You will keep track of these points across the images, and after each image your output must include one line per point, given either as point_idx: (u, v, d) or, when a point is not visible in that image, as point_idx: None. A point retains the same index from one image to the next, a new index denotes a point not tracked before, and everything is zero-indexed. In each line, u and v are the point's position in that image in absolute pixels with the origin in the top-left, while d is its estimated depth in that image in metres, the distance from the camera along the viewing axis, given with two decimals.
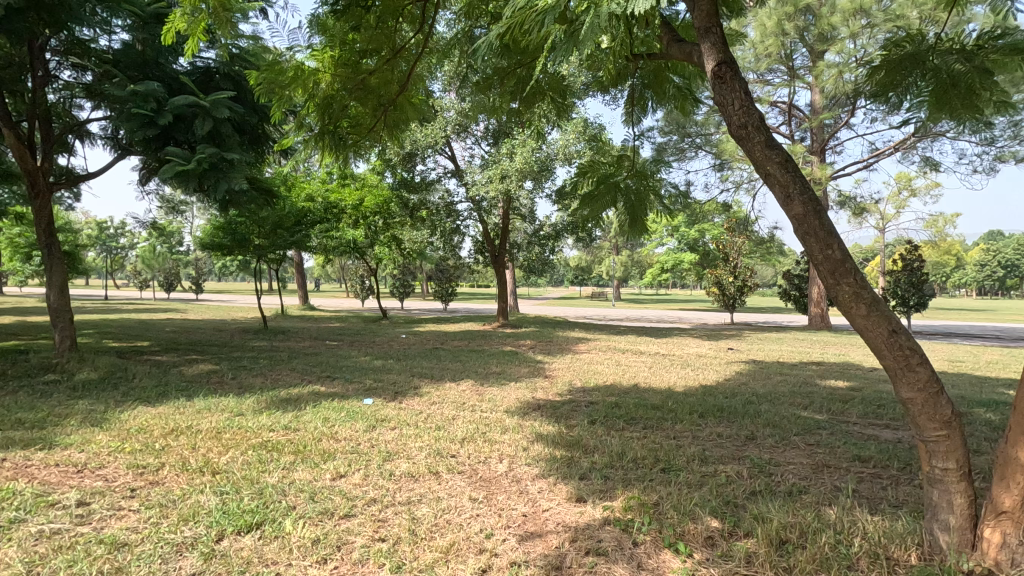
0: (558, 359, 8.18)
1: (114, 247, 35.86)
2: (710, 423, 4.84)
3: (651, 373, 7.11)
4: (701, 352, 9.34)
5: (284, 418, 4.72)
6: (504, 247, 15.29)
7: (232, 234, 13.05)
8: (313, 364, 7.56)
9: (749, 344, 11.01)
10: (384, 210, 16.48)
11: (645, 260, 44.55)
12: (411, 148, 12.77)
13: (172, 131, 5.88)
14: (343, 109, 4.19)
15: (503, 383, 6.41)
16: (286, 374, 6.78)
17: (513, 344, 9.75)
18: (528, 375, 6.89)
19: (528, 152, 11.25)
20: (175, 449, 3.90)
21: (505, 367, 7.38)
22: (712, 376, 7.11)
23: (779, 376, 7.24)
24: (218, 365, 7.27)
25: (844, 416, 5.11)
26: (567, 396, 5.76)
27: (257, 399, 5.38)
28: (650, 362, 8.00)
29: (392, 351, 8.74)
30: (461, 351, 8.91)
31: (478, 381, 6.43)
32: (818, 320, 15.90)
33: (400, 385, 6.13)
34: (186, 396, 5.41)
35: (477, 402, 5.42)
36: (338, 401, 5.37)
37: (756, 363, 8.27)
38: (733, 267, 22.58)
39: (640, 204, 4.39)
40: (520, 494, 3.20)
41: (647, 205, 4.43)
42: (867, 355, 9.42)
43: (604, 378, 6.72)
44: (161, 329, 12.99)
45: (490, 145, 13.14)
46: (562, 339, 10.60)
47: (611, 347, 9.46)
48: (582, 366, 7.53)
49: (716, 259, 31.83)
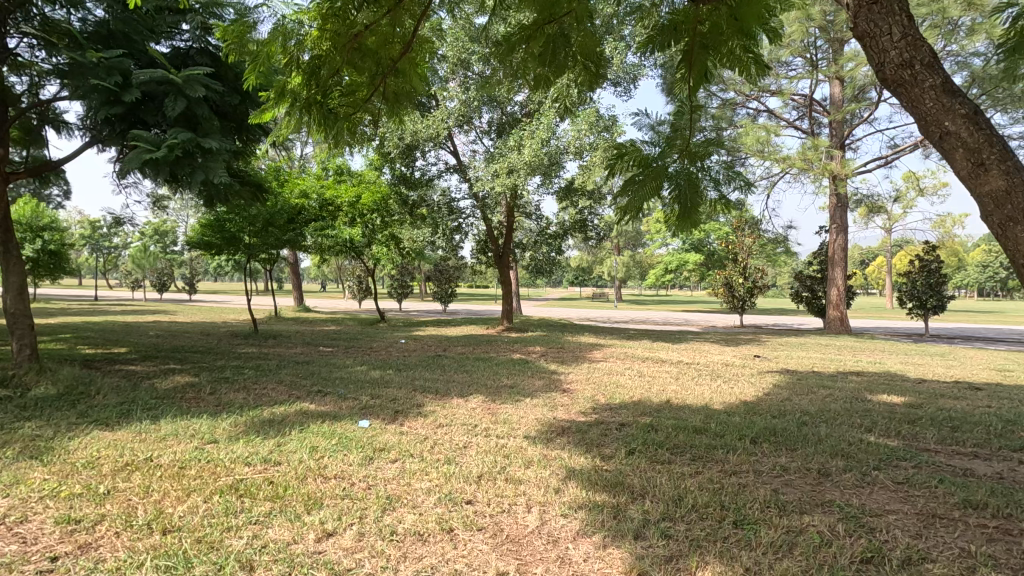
0: (574, 370, 7.42)
1: (105, 246, 34.94)
2: (769, 453, 4.10)
3: (680, 387, 6.36)
4: (727, 360, 8.61)
5: (264, 448, 3.96)
6: (509, 246, 14.54)
7: (221, 231, 12.27)
8: (303, 375, 6.78)
9: (774, 350, 10.27)
10: (383, 207, 15.68)
11: (647, 261, 43.83)
12: (411, 140, 12.02)
13: (140, 110, 5.11)
14: (333, 76, 3.44)
15: (519, 399, 5.65)
16: (272, 387, 6.01)
17: (522, 352, 8.99)
18: (545, 390, 6.13)
19: (537, 144, 10.49)
20: (124, 493, 3.13)
21: (517, 379, 6.63)
22: (750, 390, 6.36)
23: (822, 388, 6.50)
24: (196, 378, 6.50)
25: (920, 443, 4.37)
26: (593, 417, 5.01)
27: (235, 421, 4.61)
28: (677, 373, 7.24)
29: (392, 360, 7.97)
30: (467, 359, 8.13)
31: (489, 397, 5.67)
32: (837, 324, 15.13)
33: (400, 403, 5.35)
34: (153, 418, 4.65)
35: (491, 424, 4.67)
36: (329, 422, 4.63)
37: (792, 373, 7.51)
38: (743, 268, 21.88)
39: (693, 196, 3.63)
40: (561, 564, 2.45)
41: (701, 195, 3.67)
42: (906, 364, 8.69)
43: (630, 393, 5.97)
44: (144, 333, 12.18)
45: (494, 138, 12.41)
46: (575, 345, 9.84)
47: (629, 355, 8.70)
48: (603, 378, 6.78)
49: (722, 260, 31.17)
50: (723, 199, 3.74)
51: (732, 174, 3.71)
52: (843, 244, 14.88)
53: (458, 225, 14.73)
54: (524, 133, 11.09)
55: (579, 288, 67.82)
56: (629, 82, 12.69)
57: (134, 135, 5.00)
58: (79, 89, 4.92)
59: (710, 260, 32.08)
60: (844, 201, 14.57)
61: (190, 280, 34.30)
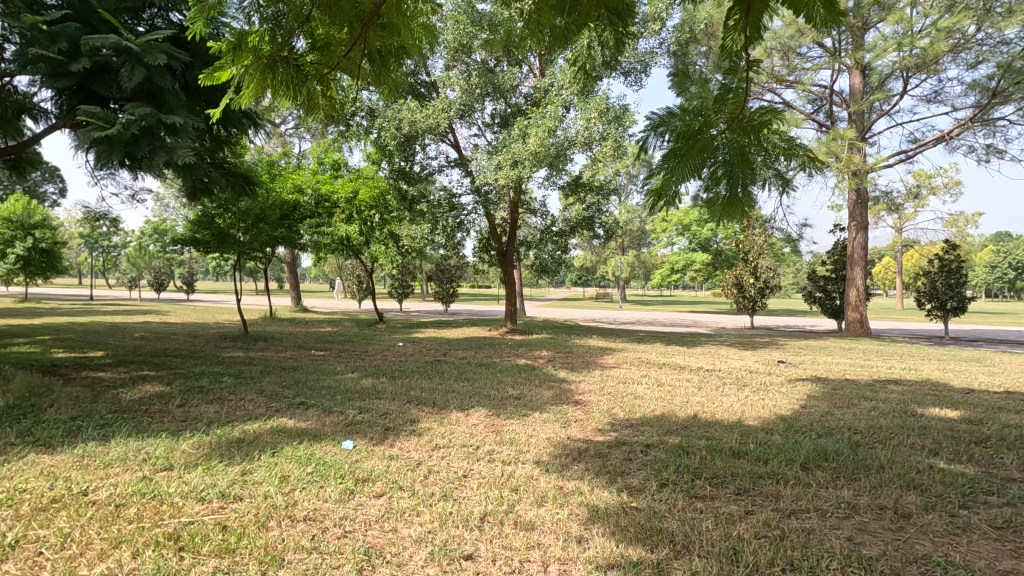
0: (586, 378, 6.75)
1: (103, 245, 34.40)
2: (826, 484, 3.44)
3: (707, 399, 5.69)
4: (750, 367, 7.94)
5: (225, 478, 3.32)
6: (513, 243, 13.91)
7: (209, 227, 11.61)
8: (288, 383, 6.14)
9: (798, 355, 9.59)
10: (381, 203, 15.06)
11: (652, 261, 43.11)
12: (409, 133, 11.28)
13: (91, 83, 4.52)
14: (298, 26, 2.77)
15: (527, 414, 4.98)
16: (249, 399, 5.35)
17: (529, 357, 8.34)
18: (556, 402, 5.46)
19: (543, 133, 9.81)
20: (33, 547, 2.48)
21: (524, 389, 5.98)
22: (784, 402, 5.68)
23: (864, 400, 5.83)
24: (168, 387, 5.86)
25: (1001, 471, 3.71)
26: (612, 436, 4.36)
27: (198, 443, 3.97)
28: (700, 383, 6.58)
29: (388, 366, 7.34)
30: (469, 366, 7.49)
31: (493, 411, 5.02)
32: (856, 327, 14.38)
33: (393, 418, 4.70)
34: (104, 438, 4.01)
35: (496, 445, 4.04)
36: (307, 444, 3.98)
37: (825, 382, 6.83)
38: (754, 268, 21.20)
39: (744, 176, 2.98)
40: None
41: (752, 173, 3.04)
42: (945, 371, 7.99)
43: (651, 407, 5.32)
44: (129, 335, 11.56)
45: (498, 130, 11.76)
46: (584, 349, 9.18)
47: (644, 361, 8.05)
48: (620, 389, 6.12)
49: (730, 259, 30.44)
50: (780, 178, 3.13)
51: (791, 150, 3.07)
52: (864, 242, 14.12)
53: (459, 221, 14.08)
54: (529, 122, 10.44)
55: (582, 287, 67.19)
56: (640, 71, 12.02)
57: (85, 110, 4.42)
58: (21, 59, 4.33)
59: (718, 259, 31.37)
60: (864, 197, 13.79)
61: (190, 279, 33.73)
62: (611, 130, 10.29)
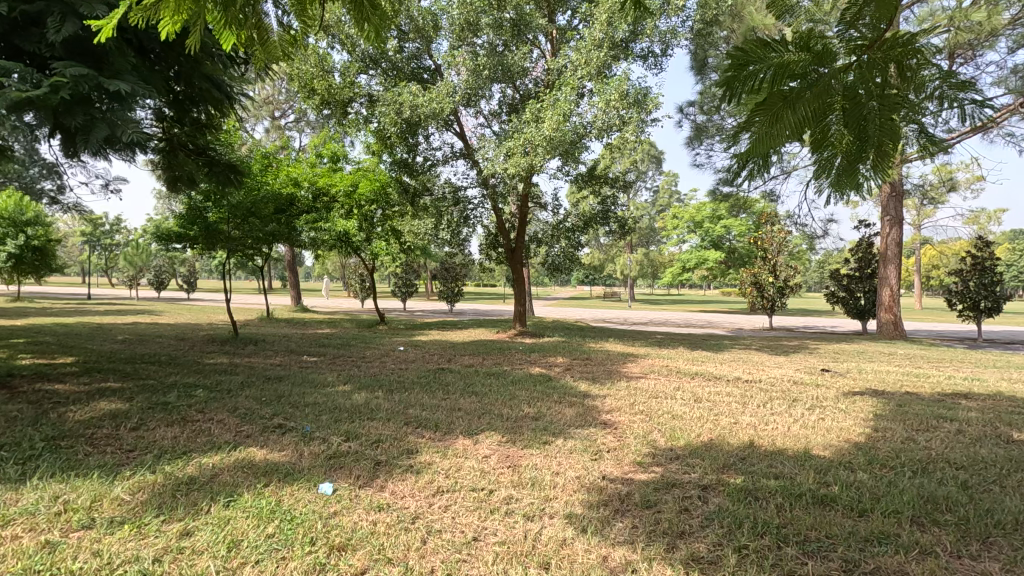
0: (612, 392, 5.90)
1: (104, 243, 33.94)
2: (958, 554, 2.57)
3: (758, 421, 4.82)
4: (792, 376, 7.06)
5: (153, 546, 2.47)
6: (522, 239, 12.98)
7: (195, 223, 10.68)
8: (269, 399, 5.31)
9: (839, 361, 8.67)
10: (383, 197, 14.21)
11: (661, 260, 42.11)
12: (411, 120, 10.42)
13: (15, 37, 3.64)
14: None
15: (548, 442, 4.12)
16: (218, 420, 4.52)
17: (543, 365, 7.48)
18: (581, 425, 4.61)
19: (559, 117, 8.88)
20: None
21: (542, 406, 5.13)
22: (850, 423, 4.81)
23: (943, 420, 4.96)
24: (128, 403, 5.03)
25: None
26: (657, 475, 3.51)
27: (136, 486, 3.13)
28: (744, 399, 5.69)
29: (385, 377, 6.49)
30: (477, 376, 6.64)
31: (509, 438, 4.16)
32: (890, 329, 13.36)
33: (385, 448, 3.86)
34: (18, 479, 3.18)
35: (513, 489, 3.19)
36: (274, 488, 3.14)
37: (887, 396, 5.93)
38: (773, 266, 20.26)
39: (885, 136, 2.06)
40: None
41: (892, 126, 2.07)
42: (1014, 382, 7.05)
43: (695, 431, 4.46)
44: (112, 338, 10.77)
45: (507, 117, 10.87)
46: (603, 355, 8.32)
47: (673, 370, 7.17)
48: (653, 407, 5.25)
49: (745, 258, 29.44)
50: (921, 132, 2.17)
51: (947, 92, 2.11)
52: (899, 238, 13.08)
53: (464, 216, 13.16)
54: (541, 106, 9.56)
55: (589, 287, 66.02)
56: (660, 54, 11.11)
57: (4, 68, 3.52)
58: None
59: (731, 257, 30.27)
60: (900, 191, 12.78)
61: (189, 278, 32.90)
62: (633, 116, 9.33)
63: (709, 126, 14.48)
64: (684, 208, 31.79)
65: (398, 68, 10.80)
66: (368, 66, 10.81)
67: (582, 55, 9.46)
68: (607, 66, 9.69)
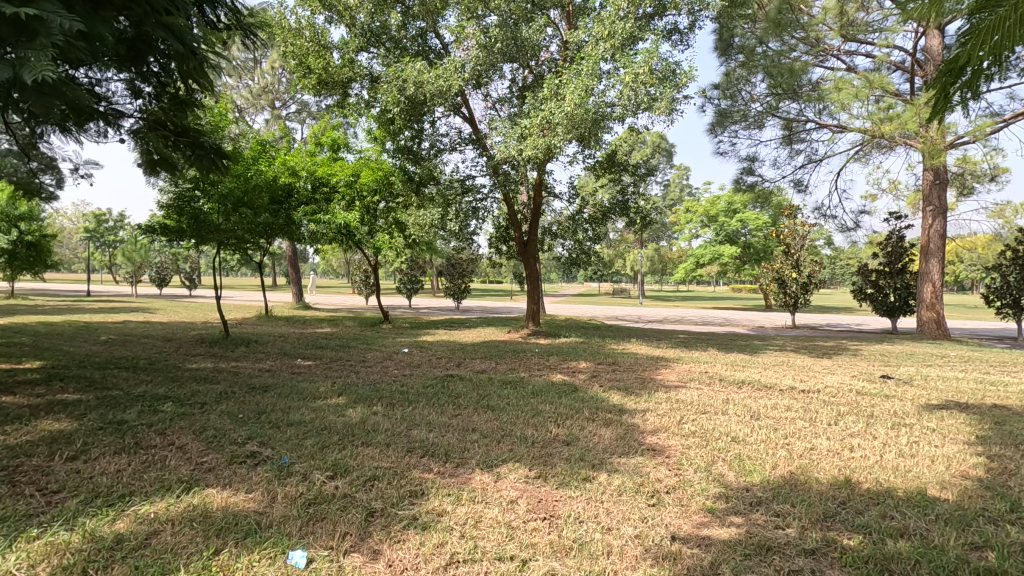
0: (651, 406, 5.01)
1: (108, 240, 33.49)
2: None
3: (840, 448, 3.93)
4: (853, 386, 6.14)
5: None
6: (536, 231, 12.06)
7: (181, 213, 9.83)
8: (246, 416, 4.46)
9: (895, 367, 7.73)
10: (385, 187, 13.31)
11: (672, 255, 41.11)
12: (415, 99, 9.54)
13: None
14: None
15: (588, 479, 3.25)
16: (180, 447, 3.66)
17: (565, 371, 6.60)
18: (624, 452, 3.72)
19: (580, 92, 7.97)
20: None
21: (574, 426, 4.26)
22: (954, 450, 3.90)
23: None
24: (77, 422, 4.20)
25: None
26: (743, 532, 2.63)
27: (36, 556, 2.27)
28: (811, 416, 4.79)
29: (385, 387, 5.64)
30: (490, 385, 5.78)
31: (537, 472, 3.30)
32: (932, 328, 12.39)
33: (381, 490, 3.00)
34: None
35: (554, 560, 2.33)
36: (229, 557, 2.28)
37: (977, 412, 5.00)
38: (795, 261, 19.25)
39: None
40: None
41: None
42: None
43: (770, 462, 3.57)
44: (93, 339, 9.95)
45: (519, 99, 9.98)
46: (631, 360, 7.42)
47: (714, 378, 6.27)
48: (705, 426, 4.37)
49: (762, 253, 28.43)
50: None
51: None
52: (943, 229, 12.07)
53: (472, 207, 12.25)
54: (561, 81, 8.66)
55: (598, 283, 64.84)
56: (687, 28, 10.16)
57: None
58: None
59: (747, 252, 29.11)
60: (944, 177, 11.81)
61: (191, 274, 32.15)
62: (663, 92, 8.30)
63: (733, 112, 13.51)
64: (697, 202, 30.86)
65: (402, 46, 9.93)
66: (367, 42, 9.95)
67: (605, 25, 8.53)
68: (633, 36, 8.74)
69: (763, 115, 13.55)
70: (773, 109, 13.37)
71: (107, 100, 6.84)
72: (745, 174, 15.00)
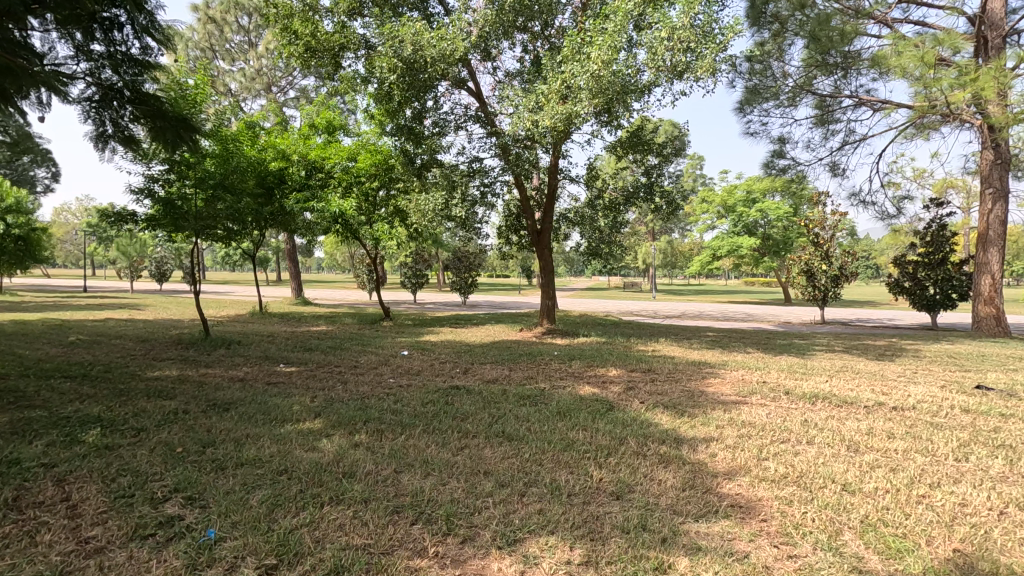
0: (713, 432, 3.87)
1: (105, 234, 32.38)
2: None
3: (1001, 503, 2.79)
4: (953, 400, 4.95)
5: None
6: (550, 218, 10.91)
7: (154, 197, 8.72)
8: (184, 451, 3.38)
9: (983, 373, 6.51)
10: (386, 173, 12.22)
11: (685, 248, 39.70)
12: (414, 64, 8.39)
13: None
14: None
15: (663, 571, 2.13)
16: (71, 507, 2.58)
17: (594, 382, 5.45)
18: (700, 514, 2.61)
19: (608, 50, 6.82)
20: None
21: (622, 469, 3.12)
22: None
23: None
24: None
25: None
26: None
27: None
28: (928, 447, 3.63)
29: (375, 404, 4.54)
30: (505, 401, 4.66)
31: (583, 557, 2.20)
32: (990, 325, 11.19)
33: None
34: None
35: None
36: None
37: None
38: (826, 252, 17.95)
39: None
40: None
41: None
42: None
43: (922, 535, 2.43)
44: (59, 340, 8.91)
45: (531, 67, 8.82)
46: (670, 365, 6.27)
47: (778, 391, 5.12)
48: (798, 467, 3.23)
49: (782, 243, 27.03)
50: None
51: None
52: (1004, 214, 10.79)
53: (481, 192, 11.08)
54: (583, 41, 7.50)
55: (606, 277, 63.38)
56: None
57: None
58: None
59: (766, 244, 27.76)
60: (1005, 157, 10.51)
61: (190, 270, 30.97)
62: (703, 53, 7.14)
63: (765, 89, 12.25)
64: (713, 191, 29.56)
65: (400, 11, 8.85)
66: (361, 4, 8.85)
67: None
68: None
69: (798, 90, 12.31)
70: (809, 84, 12.12)
71: (48, 62, 5.69)
72: (777, 158, 13.78)
